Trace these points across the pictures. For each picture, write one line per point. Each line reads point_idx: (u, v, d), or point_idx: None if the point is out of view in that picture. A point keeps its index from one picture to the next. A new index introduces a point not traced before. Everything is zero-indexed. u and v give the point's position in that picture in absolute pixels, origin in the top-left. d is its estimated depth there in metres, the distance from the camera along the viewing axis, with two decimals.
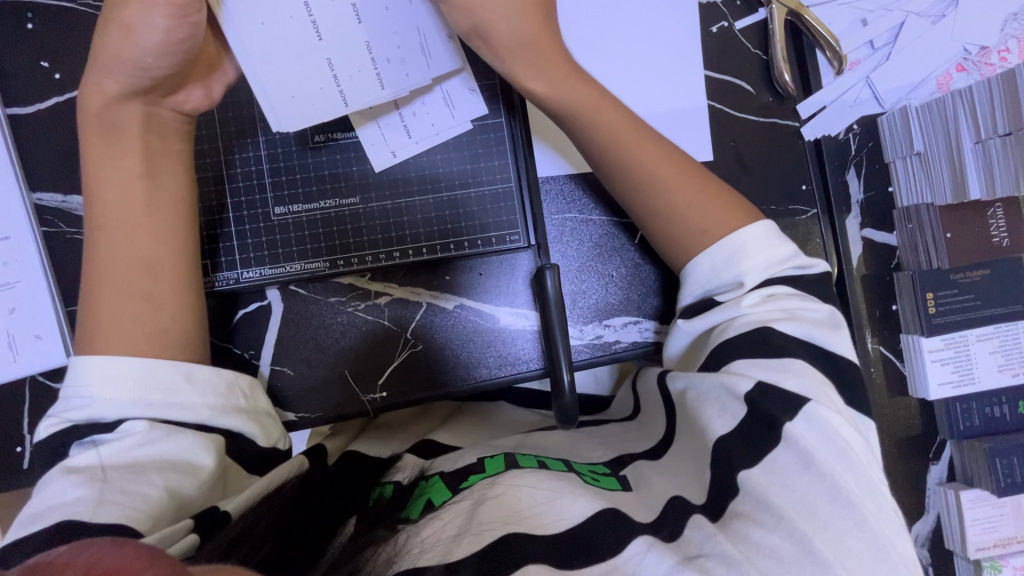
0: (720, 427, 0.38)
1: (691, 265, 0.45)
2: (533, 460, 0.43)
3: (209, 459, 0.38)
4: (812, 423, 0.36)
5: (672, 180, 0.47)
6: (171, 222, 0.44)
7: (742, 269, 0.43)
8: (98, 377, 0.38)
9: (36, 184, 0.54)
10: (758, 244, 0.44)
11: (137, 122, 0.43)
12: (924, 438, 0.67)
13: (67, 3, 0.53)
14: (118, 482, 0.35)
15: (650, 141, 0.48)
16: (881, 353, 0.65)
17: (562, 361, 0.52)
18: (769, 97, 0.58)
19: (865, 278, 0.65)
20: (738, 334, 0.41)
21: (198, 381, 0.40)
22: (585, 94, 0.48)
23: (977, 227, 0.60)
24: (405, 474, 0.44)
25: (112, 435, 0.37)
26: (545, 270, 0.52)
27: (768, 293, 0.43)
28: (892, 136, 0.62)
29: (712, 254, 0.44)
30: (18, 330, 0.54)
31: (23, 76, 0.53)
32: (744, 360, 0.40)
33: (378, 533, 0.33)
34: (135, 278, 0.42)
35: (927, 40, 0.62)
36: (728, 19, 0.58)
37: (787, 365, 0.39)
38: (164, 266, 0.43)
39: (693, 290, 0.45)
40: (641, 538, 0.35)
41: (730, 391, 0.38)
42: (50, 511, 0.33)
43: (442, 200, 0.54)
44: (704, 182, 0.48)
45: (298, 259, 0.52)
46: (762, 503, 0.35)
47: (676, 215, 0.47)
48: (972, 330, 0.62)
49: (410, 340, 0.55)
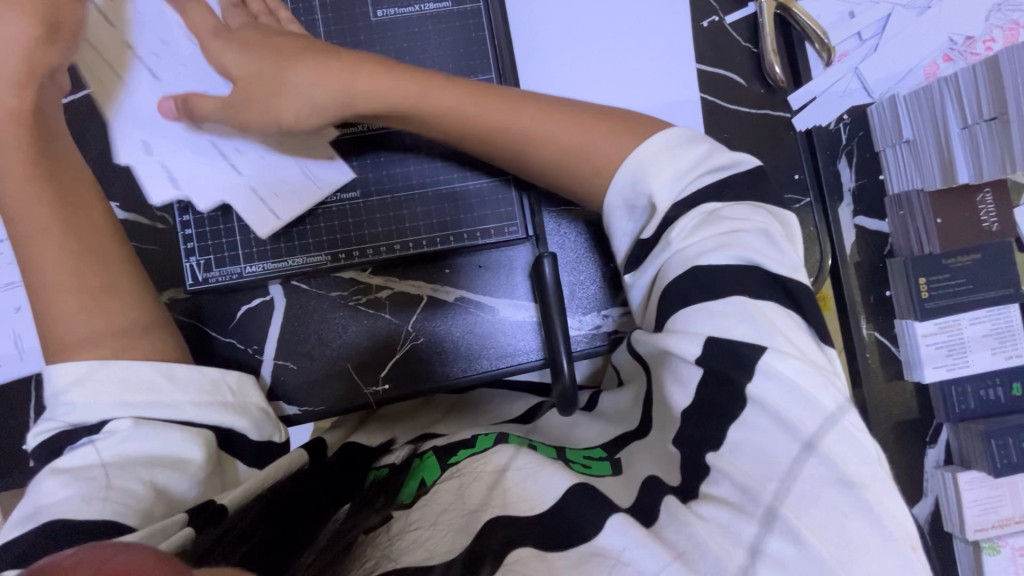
0: (681, 400, 0.38)
1: (606, 199, 0.44)
2: (522, 442, 0.44)
3: (199, 453, 0.39)
4: (779, 383, 0.35)
5: (581, 128, 0.45)
6: (84, 219, 0.46)
7: (650, 186, 0.42)
8: (75, 384, 0.39)
9: None
10: (662, 155, 0.42)
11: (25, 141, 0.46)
12: (920, 422, 0.67)
13: None
14: (106, 481, 0.36)
15: (534, 109, 0.47)
16: (876, 339, 0.66)
17: (562, 352, 0.52)
18: (760, 89, 0.59)
19: (858, 266, 0.66)
20: (672, 278, 0.39)
21: (178, 380, 0.41)
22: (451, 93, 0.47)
23: (967, 212, 0.61)
24: (397, 454, 0.45)
25: (96, 435, 0.38)
26: (544, 259, 0.53)
27: (702, 219, 0.40)
28: (881, 125, 0.62)
29: (619, 180, 0.43)
30: (24, 328, 0.55)
31: None
32: (686, 310, 0.38)
33: (368, 523, 0.34)
34: (70, 279, 0.44)
35: (913, 30, 0.63)
36: (718, 13, 0.59)
37: (727, 308, 0.37)
38: (95, 256, 0.45)
39: (622, 238, 0.44)
40: (618, 516, 0.34)
41: (681, 355, 0.37)
42: (39, 511, 0.34)
43: (441, 193, 0.54)
44: (609, 121, 0.46)
45: (301, 253, 0.53)
46: (738, 487, 0.34)
47: (601, 168, 0.44)
48: (965, 314, 0.63)
49: (411, 332, 0.56)
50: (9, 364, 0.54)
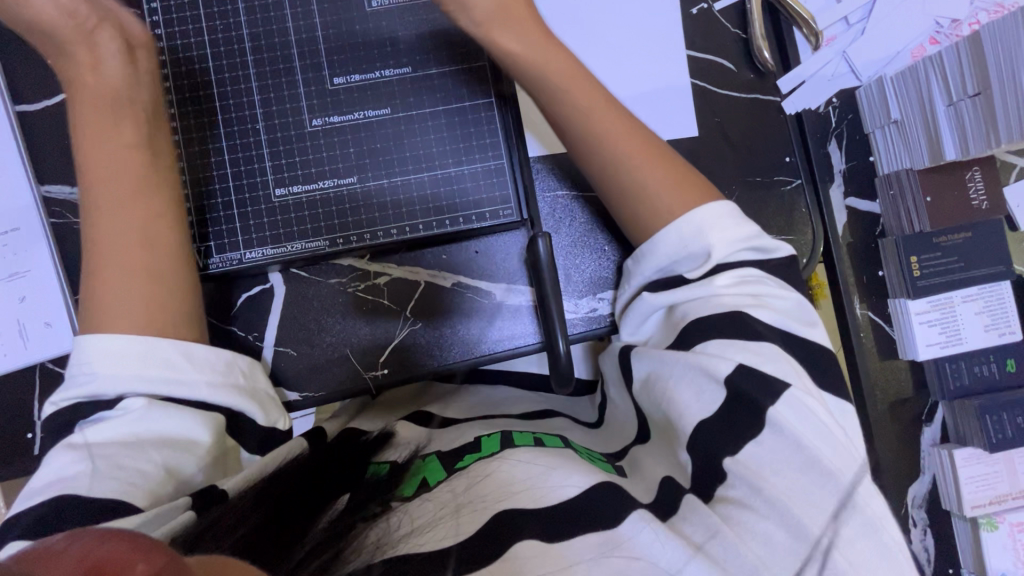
0: (698, 413, 0.39)
1: (658, 238, 0.46)
2: (529, 438, 0.45)
3: (208, 436, 0.40)
4: (792, 407, 0.37)
5: (637, 157, 0.47)
6: (152, 197, 0.46)
7: (710, 242, 0.44)
8: (97, 354, 0.40)
9: (45, 177, 0.56)
10: (725, 220, 0.45)
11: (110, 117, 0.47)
12: (916, 401, 0.71)
13: None
14: (119, 460, 0.37)
15: (616, 115, 0.48)
16: (870, 318, 0.70)
17: (558, 332, 0.53)
18: (750, 75, 0.60)
19: (852, 247, 0.69)
20: (713, 313, 0.42)
21: (197, 360, 0.42)
22: (557, 64, 0.47)
23: (957, 190, 0.63)
24: (398, 450, 0.46)
25: (110, 412, 0.39)
26: (539, 239, 0.53)
27: (740, 275, 0.43)
28: (870, 107, 0.64)
29: (681, 227, 0.45)
30: (30, 319, 0.56)
31: (31, 75, 0.56)
32: (717, 341, 0.40)
33: (368, 512, 0.34)
34: (133, 255, 0.44)
35: (900, 14, 0.64)
36: (706, 1, 0.60)
37: (761, 348, 0.40)
38: (153, 234, 0.45)
39: (660, 262, 0.46)
40: (639, 513, 0.36)
41: (709, 375, 0.39)
42: (53, 484, 0.36)
43: (436, 178, 0.55)
44: (672, 167, 0.48)
45: (299, 239, 0.54)
46: (753, 488, 0.36)
47: (644, 196, 0.47)
48: (957, 292, 0.65)
49: (410, 317, 0.57)
50: (14, 354, 0.55)
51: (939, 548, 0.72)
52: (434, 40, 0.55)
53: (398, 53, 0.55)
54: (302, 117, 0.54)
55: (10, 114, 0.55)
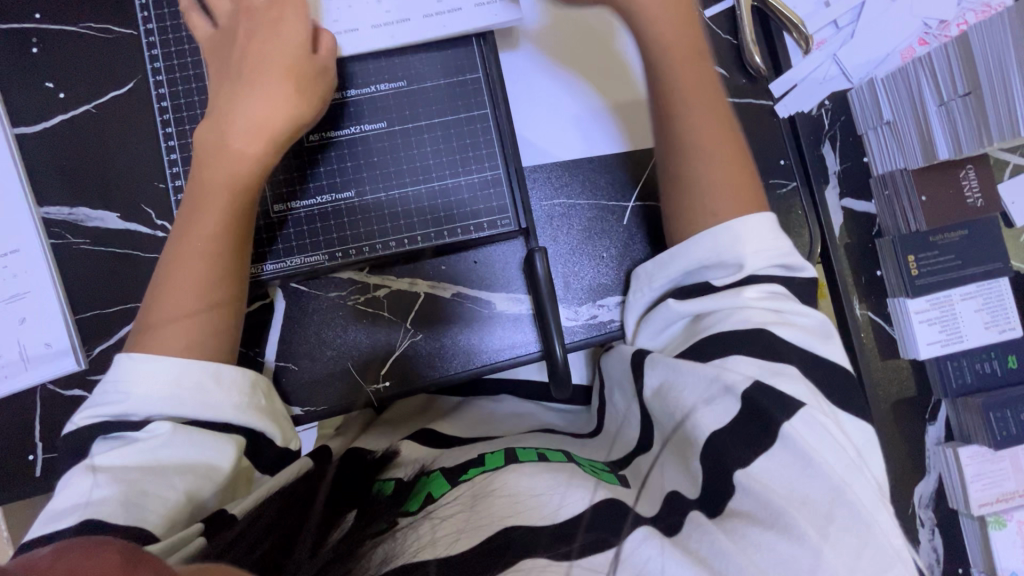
0: (714, 422, 0.38)
1: (693, 240, 0.47)
2: (534, 455, 0.45)
3: (228, 462, 0.41)
4: (808, 422, 0.36)
5: (710, 147, 0.49)
6: (228, 235, 0.47)
7: (742, 253, 0.45)
8: (135, 375, 0.42)
9: (44, 199, 0.56)
10: (760, 235, 0.46)
11: (226, 151, 0.48)
12: (919, 400, 0.71)
13: (69, 26, 0.57)
14: (143, 486, 0.38)
15: (711, 105, 0.51)
16: (870, 318, 0.70)
17: (555, 335, 0.54)
18: (742, 79, 0.61)
19: (849, 247, 0.70)
20: (737, 329, 0.42)
21: (225, 381, 0.43)
22: (678, 38, 0.51)
23: (952, 189, 0.64)
24: (405, 469, 0.46)
25: (136, 434, 0.40)
26: (535, 254, 0.54)
27: (769, 296, 0.44)
28: (862, 108, 0.65)
29: (722, 232, 0.46)
30: (28, 340, 0.55)
31: (30, 98, 0.56)
32: (739, 357, 0.41)
33: (375, 529, 0.34)
34: (200, 288, 0.46)
35: (889, 16, 0.65)
36: (697, 8, 0.61)
37: (780, 369, 0.39)
38: (224, 273, 0.47)
39: (689, 265, 0.47)
40: (644, 529, 0.36)
41: (725, 385, 0.39)
42: (79, 508, 0.37)
43: (434, 190, 0.55)
44: (739, 167, 0.50)
45: (299, 253, 0.54)
46: (760, 502, 0.35)
47: (706, 184, 0.49)
48: (957, 290, 0.66)
49: (410, 328, 0.57)
50: (16, 375, 0.55)
51: (948, 546, 0.72)
52: (427, 53, 0.55)
53: (391, 66, 0.55)
54: None
55: (9, 137, 0.56)
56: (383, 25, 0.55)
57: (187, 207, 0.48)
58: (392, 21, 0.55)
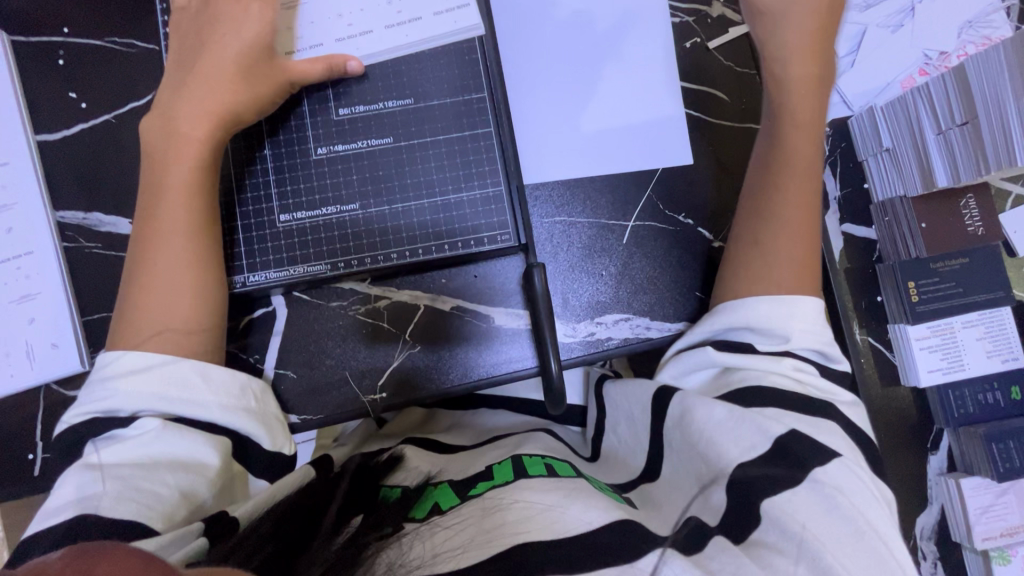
0: (740, 457, 0.39)
1: (751, 301, 0.47)
2: (541, 467, 0.45)
3: (217, 459, 0.42)
4: (838, 464, 0.38)
5: (792, 226, 0.50)
6: (189, 211, 0.48)
7: (792, 329, 0.46)
8: (123, 371, 0.43)
9: (60, 203, 0.58)
10: (808, 313, 0.47)
11: (180, 130, 0.49)
12: (921, 429, 0.69)
13: (94, 40, 0.59)
14: (136, 481, 0.39)
15: (802, 185, 0.52)
16: (870, 344, 0.69)
17: (550, 353, 0.53)
18: (743, 104, 0.62)
19: (849, 272, 0.70)
20: (777, 390, 0.42)
21: (213, 380, 0.44)
22: (808, 110, 0.52)
23: (952, 218, 0.64)
24: (409, 477, 0.48)
25: (127, 433, 0.41)
26: (533, 269, 0.54)
27: (805, 370, 0.45)
28: (862, 135, 0.66)
29: (781, 302, 0.47)
30: (36, 340, 0.57)
31: (53, 106, 0.59)
32: (775, 410, 0.41)
33: (382, 532, 0.35)
34: (174, 267, 0.47)
35: (887, 48, 0.67)
36: (700, 35, 0.62)
37: (818, 423, 0.40)
38: (194, 247, 0.48)
39: (739, 323, 0.47)
40: (664, 550, 0.35)
41: (762, 430, 0.39)
42: (71, 504, 0.37)
43: (436, 204, 0.56)
44: (807, 248, 0.50)
45: (302, 263, 0.55)
46: (784, 533, 0.35)
47: (769, 258, 0.50)
48: (959, 317, 0.66)
49: (408, 340, 0.57)
50: (21, 374, 0.56)
51: None
52: (435, 72, 0.57)
53: (400, 85, 0.57)
54: (306, 146, 0.56)
55: (31, 143, 0.58)
56: (351, 38, 0.56)
57: (145, 195, 0.49)
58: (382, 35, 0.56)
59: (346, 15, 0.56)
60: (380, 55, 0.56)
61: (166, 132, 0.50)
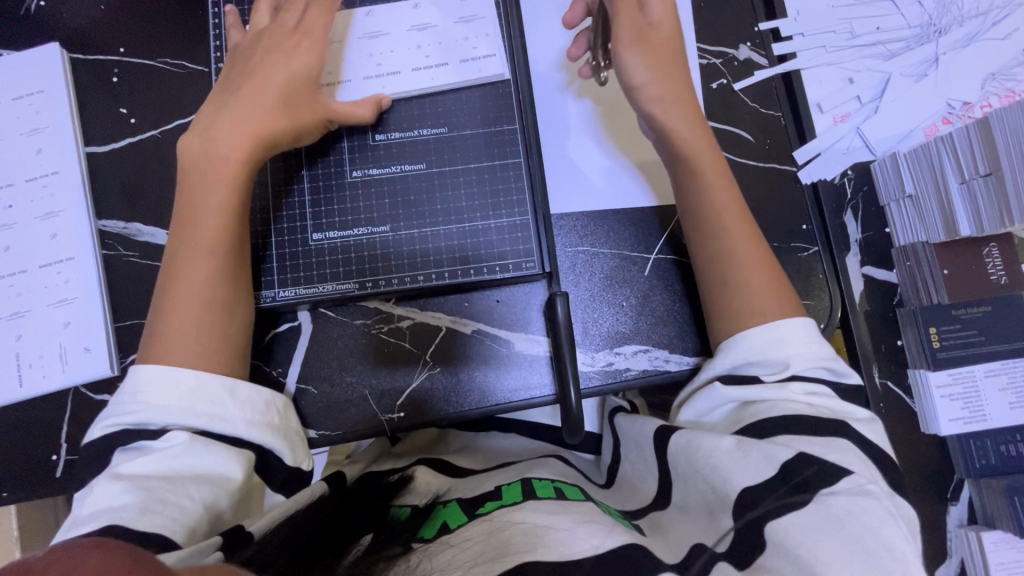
0: (748, 481, 0.39)
1: (738, 337, 0.48)
2: (550, 489, 0.46)
3: (239, 472, 0.43)
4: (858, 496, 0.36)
5: (748, 258, 0.51)
6: (221, 234, 0.49)
7: (786, 355, 0.46)
8: (151, 385, 0.44)
9: (103, 213, 0.61)
10: (800, 336, 0.47)
11: (220, 153, 0.51)
12: (940, 477, 0.69)
13: (148, 60, 0.62)
14: (160, 493, 0.40)
15: (742, 217, 0.52)
16: (889, 388, 0.69)
17: (570, 384, 0.54)
18: (768, 145, 0.63)
19: (869, 314, 0.69)
20: (782, 415, 0.42)
21: (240, 396, 0.46)
22: (701, 150, 0.53)
23: (975, 264, 0.65)
24: (418, 497, 0.49)
25: (154, 444, 0.42)
26: (556, 297, 0.55)
27: (812, 389, 0.45)
28: (885, 180, 0.67)
29: (764, 332, 0.48)
30: (70, 343, 0.58)
31: (104, 121, 0.62)
32: (782, 435, 0.41)
33: (389, 550, 0.36)
34: (202, 288, 0.48)
35: (910, 96, 0.68)
36: (727, 77, 0.64)
37: (829, 441, 0.39)
38: (222, 269, 0.49)
39: (734, 360, 0.48)
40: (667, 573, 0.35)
41: (768, 455, 0.39)
42: (99, 514, 0.38)
43: (464, 229, 0.58)
44: (774, 272, 0.51)
45: (331, 281, 0.57)
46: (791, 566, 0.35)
47: (742, 290, 0.50)
48: (978, 366, 0.65)
49: (428, 362, 0.58)
50: (51, 376, 0.57)
51: None
52: (469, 103, 0.59)
53: (436, 114, 0.59)
54: (342, 168, 0.58)
55: (80, 154, 0.61)
56: (375, 77, 0.59)
57: (181, 215, 0.50)
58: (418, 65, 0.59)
59: (377, 56, 0.59)
60: (408, 94, 0.59)
61: (205, 155, 0.51)
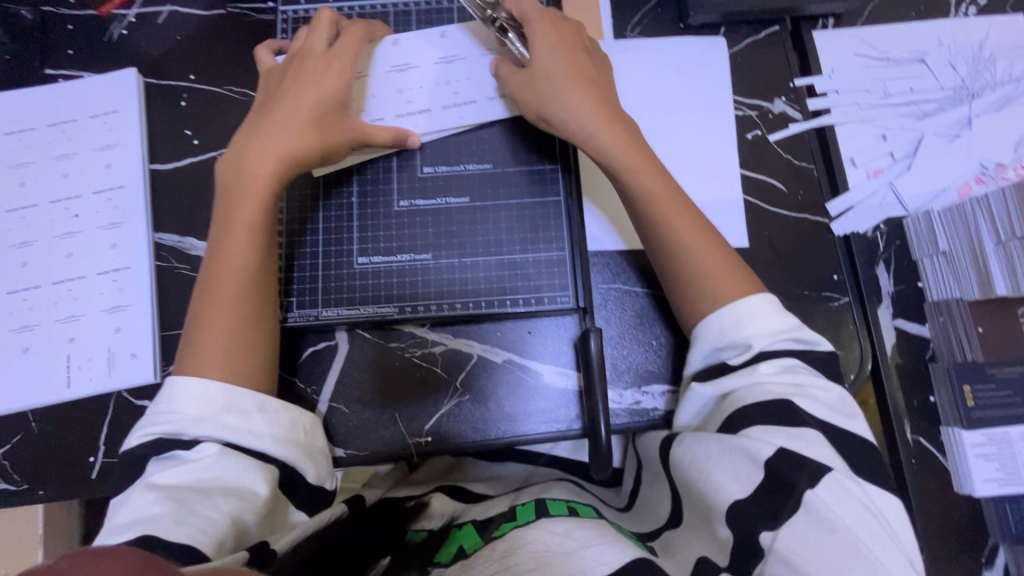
0: (738, 491, 0.41)
1: (703, 325, 0.50)
2: (563, 506, 0.46)
3: (265, 488, 0.44)
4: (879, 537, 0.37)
5: (704, 272, 0.51)
6: (251, 250, 0.52)
7: (748, 336, 0.47)
8: (186, 397, 0.46)
9: (160, 226, 0.64)
10: (764, 316, 0.48)
11: (253, 173, 0.53)
12: (975, 542, 0.67)
13: (215, 87, 0.67)
14: (191, 505, 0.41)
15: (700, 235, 0.52)
16: (922, 444, 0.68)
17: (601, 419, 0.54)
18: (800, 195, 0.65)
19: (901, 368, 0.68)
20: (755, 402, 0.45)
21: (269, 412, 0.47)
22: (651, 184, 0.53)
23: (1008, 323, 0.65)
24: (434, 519, 0.50)
25: (188, 454, 0.44)
26: (590, 333, 0.56)
27: (782, 364, 0.46)
28: (918, 236, 0.67)
29: (723, 317, 0.49)
30: (118, 348, 0.60)
31: (169, 141, 0.66)
32: (758, 428, 0.43)
33: None
34: (232, 303, 0.50)
35: (943, 155, 0.69)
36: (761, 129, 0.67)
37: (803, 435, 0.42)
38: (249, 285, 0.51)
39: (706, 350, 0.49)
40: None
41: (754, 460, 0.42)
42: (136, 523, 0.40)
43: (503, 261, 0.60)
44: (734, 267, 0.51)
45: (372, 303, 0.59)
46: None
47: (701, 297, 0.51)
48: (1014, 427, 0.64)
49: (457, 388, 0.59)
50: (97, 380, 0.60)
51: None
52: (513, 141, 0.62)
53: (482, 150, 0.62)
54: (391, 197, 0.61)
55: (145, 171, 0.65)
56: (406, 114, 0.62)
57: (216, 231, 0.53)
58: (462, 103, 0.62)
59: (406, 93, 0.62)
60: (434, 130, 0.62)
61: (238, 174, 0.54)
